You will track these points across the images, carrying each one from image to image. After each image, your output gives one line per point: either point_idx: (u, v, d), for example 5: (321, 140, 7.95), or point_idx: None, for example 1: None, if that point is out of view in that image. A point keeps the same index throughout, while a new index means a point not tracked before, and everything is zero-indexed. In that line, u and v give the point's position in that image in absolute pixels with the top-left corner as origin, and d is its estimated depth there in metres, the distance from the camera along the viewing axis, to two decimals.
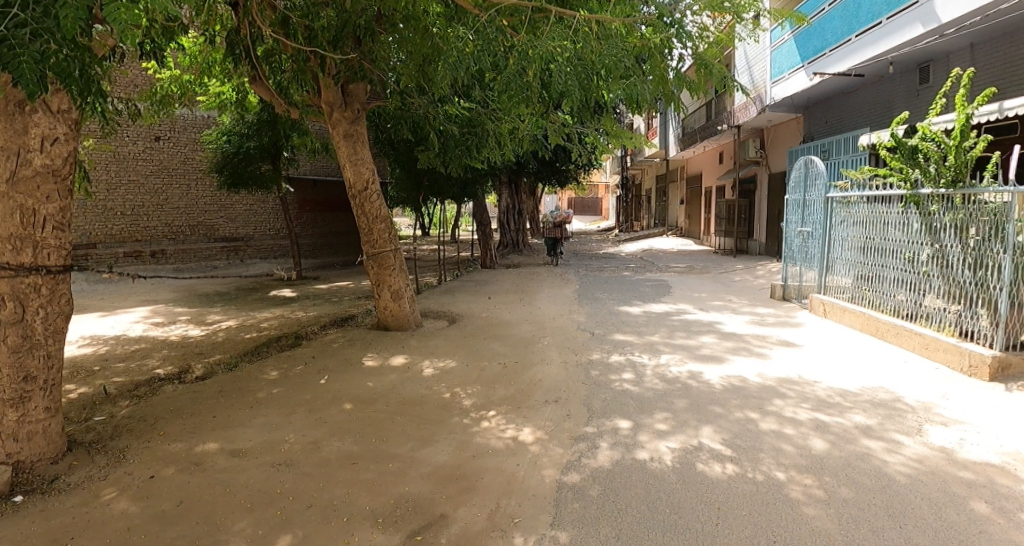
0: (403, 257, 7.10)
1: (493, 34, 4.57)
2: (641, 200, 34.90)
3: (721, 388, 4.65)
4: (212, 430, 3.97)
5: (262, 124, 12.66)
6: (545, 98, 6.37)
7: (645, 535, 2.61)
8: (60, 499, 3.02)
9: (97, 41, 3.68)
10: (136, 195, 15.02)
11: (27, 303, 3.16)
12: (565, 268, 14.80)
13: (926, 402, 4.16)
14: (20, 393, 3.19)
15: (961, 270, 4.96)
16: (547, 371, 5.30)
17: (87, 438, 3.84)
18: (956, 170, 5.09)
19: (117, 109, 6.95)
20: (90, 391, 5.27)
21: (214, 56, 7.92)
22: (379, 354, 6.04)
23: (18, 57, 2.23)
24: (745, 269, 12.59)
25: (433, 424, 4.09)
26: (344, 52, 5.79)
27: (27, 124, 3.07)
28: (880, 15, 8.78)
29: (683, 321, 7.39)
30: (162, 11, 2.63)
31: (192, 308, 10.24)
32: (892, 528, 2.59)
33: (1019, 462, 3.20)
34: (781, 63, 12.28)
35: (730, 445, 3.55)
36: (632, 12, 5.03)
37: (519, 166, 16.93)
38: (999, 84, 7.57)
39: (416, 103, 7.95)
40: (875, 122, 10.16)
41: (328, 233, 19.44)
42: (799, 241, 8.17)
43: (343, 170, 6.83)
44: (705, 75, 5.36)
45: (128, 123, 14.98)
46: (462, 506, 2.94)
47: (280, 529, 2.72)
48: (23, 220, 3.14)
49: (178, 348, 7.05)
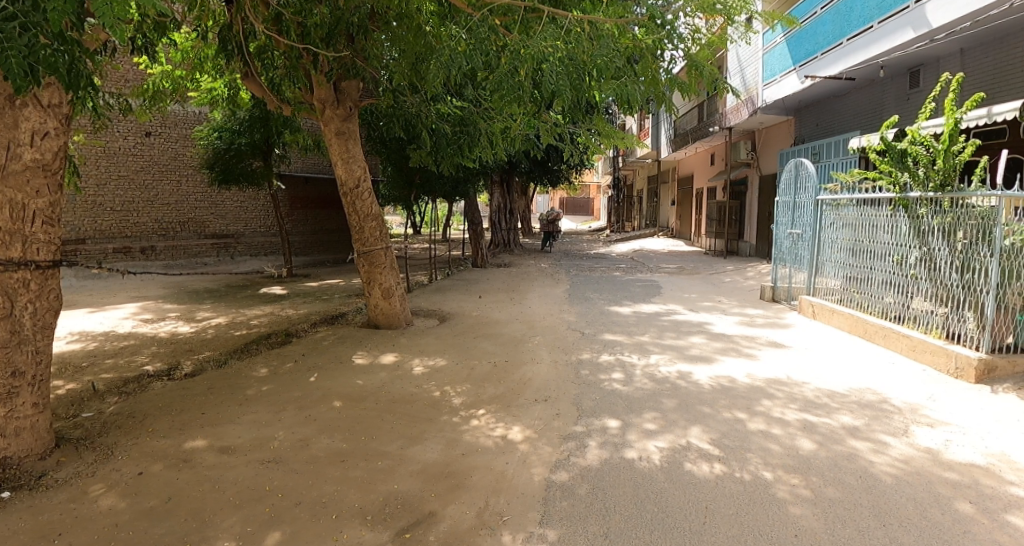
0: (395, 255, 7.08)
1: (486, 33, 4.65)
2: (633, 201, 35.08)
3: (710, 388, 4.68)
4: (201, 427, 3.96)
5: (255, 121, 12.44)
6: (537, 98, 6.38)
7: (634, 533, 2.63)
8: (47, 495, 3.00)
9: (90, 35, 3.70)
10: (127, 190, 14.90)
11: (16, 298, 3.14)
12: (556, 268, 14.83)
13: (913, 403, 4.21)
14: (8, 388, 3.16)
15: (949, 273, 5.00)
16: (537, 371, 5.31)
17: (75, 434, 3.82)
18: (945, 175, 5.13)
19: (108, 103, 6.79)
20: (78, 387, 5.23)
21: (206, 51, 7.87)
22: (370, 352, 6.03)
23: (6, 52, 2.22)
24: (736, 271, 12.67)
25: (421, 422, 4.09)
26: (337, 50, 5.70)
27: (17, 117, 3.05)
28: (872, 19, 8.84)
29: (673, 322, 7.43)
30: (153, 7, 2.61)
31: (182, 305, 10.17)
32: (878, 527, 2.62)
33: (1003, 463, 3.24)
34: (773, 65, 12.36)
35: (717, 445, 3.58)
36: (626, 13, 5.10)
37: (512, 165, 16.98)
38: (988, 89, 7.67)
39: (409, 101, 8.10)
40: (866, 125, 10.25)
41: (320, 231, 19.40)
42: (789, 243, 8.21)
43: (335, 167, 6.80)
44: (697, 75, 5.42)
45: (118, 118, 14.81)
46: (452, 504, 2.95)
47: (269, 527, 2.71)
48: (12, 214, 3.11)
49: (168, 345, 7.01)
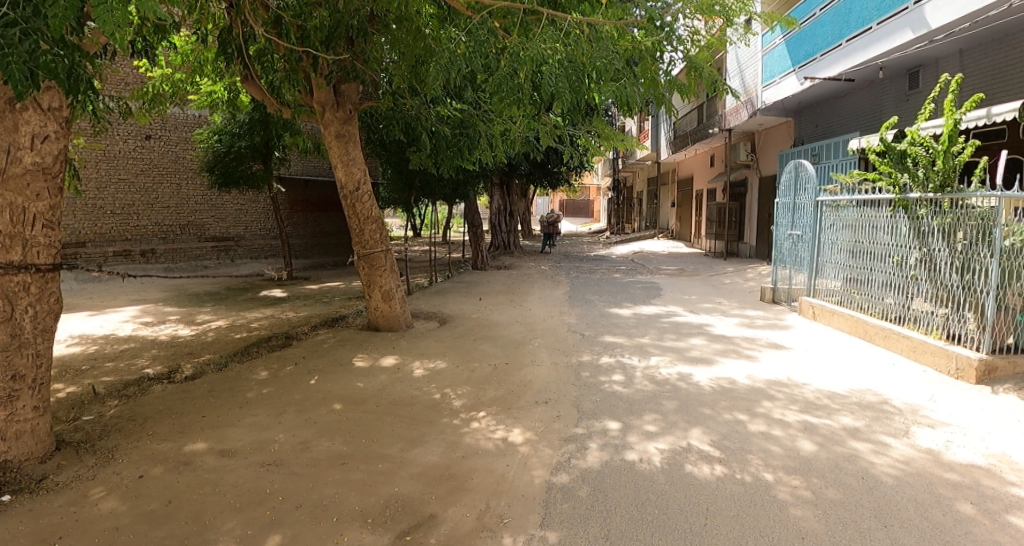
0: (395, 257, 7.08)
1: (485, 35, 4.70)
2: (632, 202, 35.10)
3: (710, 390, 4.68)
4: (202, 430, 3.96)
5: (255, 124, 12.45)
6: (536, 100, 6.39)
7: (635, 535, 2.63)
8: (48, 498, 3.00)
9: (89, 39, 3.70)
10: (127, 193, 14.91)
11: (17, 302, 3.14)
12: (556, 269, 14.83)
13: (913, 404, 4.21)
14: (9, 392, 3.16)
15: (948, 274, 5.00)
16: (537, 373, 5.31)
17: (76, 437, 3.82)
18: (945, 175, 5.14)
19: (108, 106, 6.80)
20: (78, 391, 5.23)
21: (205, 54, 7.88)
22: (370, 355, 6.03)
23: (7, 58, 2.23)
24: (735, 272, 12.68)
25: (422, 425, 4.09)
26: (337, 53, 5.70)
27: (17, 121, 3.05)
28: (870, 20, 8.86)
29: (673, 323, 7.42)
30: (154, 12, 2.62)
31: (182, 308, 10.17)
32: (878, 528, 2.62)
33: (1003, 464, 3.24)
34: (772, 67, 12.37)
35: (718, 446, 3.58)
36: (624, 15, 5.12)
37: (511, 167, 16.99)
38: (987, 90, 7.68)
39: (409, 104, 8.07)
40: (866, 125, 10.26)
41: (320, 233, 19.41)
42: (789, 244, 8.22)
43: (335, 170, 6.81)
44: (695, 77, 5.43)
45: (118, 121, 14.83)
46: (452, 506, 2.95)
47: (269, 530, 2.71)
48: (13, 217, 3.11)
49: (168, 348, 7.01)
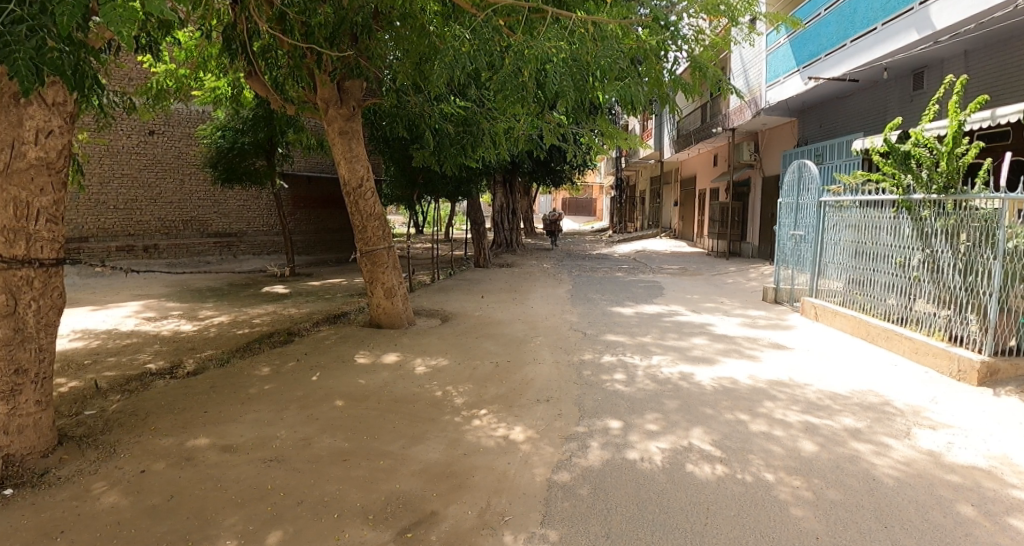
0: (396, 254, 7.08)
1: (489, 34, 4.64)
2: (636, 201, 35.09)
3: (712, 389, 4.68)
4: (203, 425, 3.97)
5: (259, 120, 12.44)
6: (542, 98, 6.38)
7: (637, 533, 2.64)
8: (50, 492, 3.00)
9: (94, 33, 3.67)
10: (130, 188, 14.92)
11: (20, 296, 3.15)
12: (558, 268, 14.82)
13: (915, 406, 4.20)
14: (12, 385, 3.17)
15: (951, 275, 4.99)
16: (539, 371, 5.31)
17: (78, 432, 3.83)
18: (948, 177, 5.12)
19: (113, 101, 6.81)
20: (81, 385, 5.24)
21: (210, 51, 7.89)
22: (372, 352, 6.03)
23: (14, 54, 2.24)
24: (737, 272, 12.68)
25: (423, 422, 4.09)
26: (341, 49, 5.67)
27: (22, 116, 3.05)
28: (876, 20, 8.84)
29: (675, 323, 7.41)
30: (156, 7, 2.62)
31: (184, 304, 10.18)
32: (880, 529, 2.62)
33: (1005, 466, 3.24)
34: (776, 67, 12.34)
35: (719, 446, 3.57)
36: (629, 15, 5.12)
37: (514, 165, 17.00)
38: (992, 91, 7.65)
39: (413, 101, 8.11)
40: (869, 126, 10.22)
41: (322, 230, 19.42)
42: (792, 244, 8.23)
43: (338, 167, 6.82)
44: (700, 76, 5.43)
45: (122, 117, 14.85)
46: (453, 504, 2.95)
47: (271, 526, 2.72)
48: (16, 212, 3.12)
49: (170, 343, 7.01)
